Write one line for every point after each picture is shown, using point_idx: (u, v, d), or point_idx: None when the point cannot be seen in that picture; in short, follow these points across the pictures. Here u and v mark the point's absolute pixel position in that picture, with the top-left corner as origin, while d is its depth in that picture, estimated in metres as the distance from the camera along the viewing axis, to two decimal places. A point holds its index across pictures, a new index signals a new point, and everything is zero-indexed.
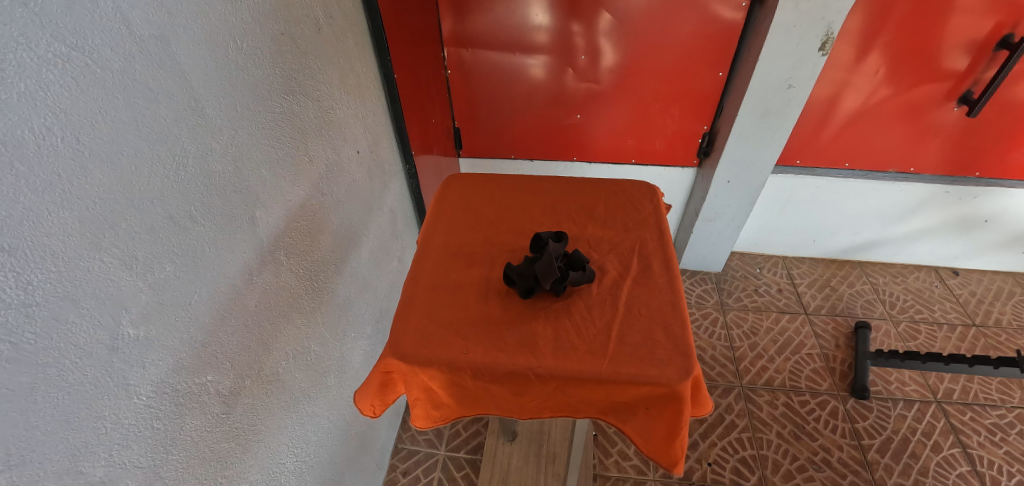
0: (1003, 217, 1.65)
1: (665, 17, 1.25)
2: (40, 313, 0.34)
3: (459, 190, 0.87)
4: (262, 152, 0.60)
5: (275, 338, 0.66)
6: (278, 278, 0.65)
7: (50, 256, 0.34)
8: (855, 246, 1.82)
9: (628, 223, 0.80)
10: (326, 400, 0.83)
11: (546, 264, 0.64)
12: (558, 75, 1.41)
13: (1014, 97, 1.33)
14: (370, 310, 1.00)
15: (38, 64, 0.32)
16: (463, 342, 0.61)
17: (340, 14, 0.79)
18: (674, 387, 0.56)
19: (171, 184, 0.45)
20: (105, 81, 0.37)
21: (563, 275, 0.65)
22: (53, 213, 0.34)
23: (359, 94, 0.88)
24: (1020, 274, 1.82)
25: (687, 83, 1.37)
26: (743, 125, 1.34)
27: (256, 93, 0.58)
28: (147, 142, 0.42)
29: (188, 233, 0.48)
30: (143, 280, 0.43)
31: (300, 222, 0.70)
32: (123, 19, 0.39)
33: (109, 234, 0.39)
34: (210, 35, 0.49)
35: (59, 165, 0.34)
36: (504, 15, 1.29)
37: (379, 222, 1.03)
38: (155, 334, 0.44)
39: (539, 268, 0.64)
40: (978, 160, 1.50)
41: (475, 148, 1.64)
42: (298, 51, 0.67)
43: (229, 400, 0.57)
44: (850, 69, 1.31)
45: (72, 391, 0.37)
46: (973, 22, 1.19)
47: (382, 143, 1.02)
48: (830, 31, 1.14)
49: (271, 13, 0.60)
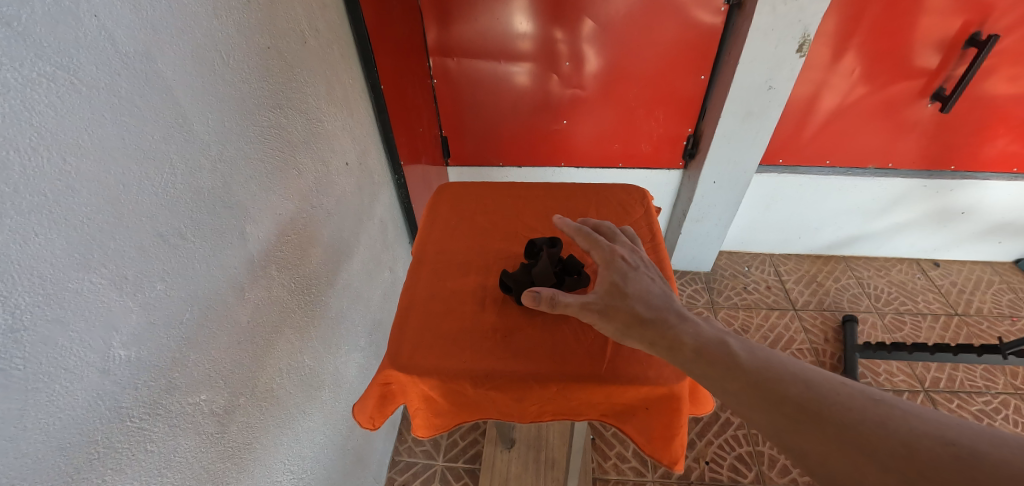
0: (979, 209, 1.70)
1: (646, 23, 1.27)
2: (28, 337, 0.34)
3: (452, 199, 0.88)
4: (251, 167, 0.60)
5: (269, 354, 0.65)
6: (270, 292, 0.65)
7: (37, 278, 0.34)
8: (839, 242, 1.86)
9: (620, 226, 0.81)
10: (321, 414, 0.82)
11: (544, 269, 0.64)
12: (542, 82, 1.42)
13: (984, 92, 1.38)
14: (363, 322, 1.00)
15: (21, 83, 0.32)
16: (463, 351, 0.61)
17: (325, 27, 0.79)
18: (673, 386, 0.57)
19: (160, 202, 0.45)
20: (90, 100, 0.37)
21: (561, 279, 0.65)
22: (40, 235, 0.34)
23: (346, 105, 0.88)
24: (997, 263, 1.88)
25: (669, 86, 1.40)
26: (726, 127, 1.37)
27: (244, 108, 0.58)
28: (135, 161, 0.42)
29: (179, 250, 0.47)
30: (133, 300, 0.42)
31: (291, 236, 0.70)
32: (108, 36, 0.39)
33: (98, 254, 0.38)
34: (197, 50, 0.49)
35: (45, 186, 0.34)
36: (488, 24, 1.30)
37: (369, 233, 1.02)
38: (146, 354, 0.44)
39: (538, 272, 0.65)
40: (953, 154, 1.54)
41: (464, 156, 1.65)
42: (284, 64, 0.67)
43: (223, 420, 0.56)
44: (827, 69, 1.35)
45: (63, 417, 0.36)
46: (942, 21, 1.23)
47: (370, 153, 1.01)
48: (807, 33, 1.17)
49: (256, 27, 0.59)
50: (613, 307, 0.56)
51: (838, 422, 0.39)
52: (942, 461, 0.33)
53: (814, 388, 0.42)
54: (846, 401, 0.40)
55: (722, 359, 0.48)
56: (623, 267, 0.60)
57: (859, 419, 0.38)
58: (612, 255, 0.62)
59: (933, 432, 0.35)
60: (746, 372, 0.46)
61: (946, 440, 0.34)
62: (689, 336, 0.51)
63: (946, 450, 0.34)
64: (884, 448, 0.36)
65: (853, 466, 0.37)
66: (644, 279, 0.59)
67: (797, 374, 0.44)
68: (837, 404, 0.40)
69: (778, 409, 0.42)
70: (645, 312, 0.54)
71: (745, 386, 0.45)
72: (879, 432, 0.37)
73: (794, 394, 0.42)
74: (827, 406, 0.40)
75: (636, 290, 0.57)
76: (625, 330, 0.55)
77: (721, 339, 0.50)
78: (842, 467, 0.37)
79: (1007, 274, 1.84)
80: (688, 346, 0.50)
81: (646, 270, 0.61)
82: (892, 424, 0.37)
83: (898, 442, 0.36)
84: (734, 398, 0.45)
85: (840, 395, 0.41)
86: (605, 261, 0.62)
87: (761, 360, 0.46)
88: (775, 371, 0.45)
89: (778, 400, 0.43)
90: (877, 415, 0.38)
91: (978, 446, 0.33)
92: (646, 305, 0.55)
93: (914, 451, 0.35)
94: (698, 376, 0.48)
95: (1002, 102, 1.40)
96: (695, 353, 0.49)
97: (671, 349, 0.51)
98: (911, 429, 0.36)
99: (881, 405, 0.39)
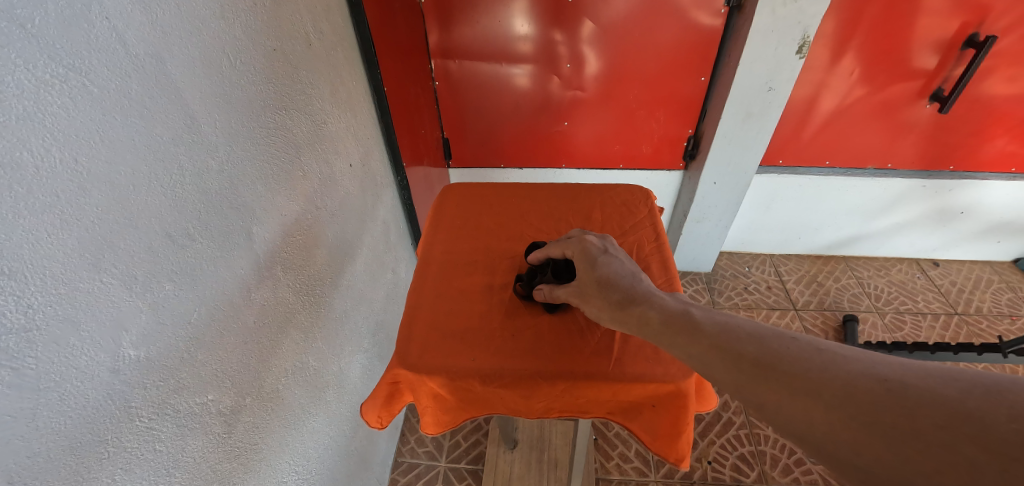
0: (978, 209, 1.71)
1: (647, 25, 1.28)
2: (41, 337, 0.34)
3: (457, 200, 0.88)
4: (258, 168, 0.60)
5: (274, 354, 0.65)
6: (275, 293, 0.65)
7: (49, 279, 0.34)
8: (839, 242, 1.86)
9: (624, 226, 0.81)
10: (325, 415, 0.82)
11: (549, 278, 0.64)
12: (543, 84, 1.43)
13: (983, 92, 1.38)
14: (366, 323, 1.00)
15: (34, 84, 0.32)
16: (471, 350, 0.62)
17: (329, 29, 0.80)
18: (679, 383, 0.57)
19: (169, 203, 0.45)
20: (102, 101, 0.37)
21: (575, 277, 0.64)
22: (53, 235, 0.34)
23: (349, 107, 0.89)
24: (996, 262, 1.89)
25: (670, 87, 1.41)
26: (727, 128, 1.38)
27: (250, 109, 0.58)
28: (144, 162, 0.42)
29: (186, 251, 0.48)
30: (143, 300, 0.42)
31: (296, 237, 0.70)
32: (119, 39, 0.39)
33: (108, 254, 0.39)
34: (204, 52, 0.50)
35: (58, 187, 0.34)
36: (489, 26, 1.31)
37: (372, 234, 1.03)
38: (155, 354, 0.44)
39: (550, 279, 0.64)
40: (951, 154, 1.55)
41: (465, 157, 1.65)
42: (290, 66, 0.67)
43: (230, 420, 0.56)
44: (827, 70, 1.36)
45: (74, 416, 0.36)
46: (941, 23, 1.24)
47: (373, 155, 1.02)
48: (806, 35, 1.18)
49: (262, 30, 0.60)
50: (588, 293, 0.57)
51: (788, 372, 0.38)
52: (880, 397, 0.33)
53: (765, 342, 0.42)
54: (795, 350, 0.40)
55: (682, 326, 0.47)
56: (597, 251, 0.60)
57: (807, 367, 0.38)
58: (582, 244, 0.62)
59: (870, 370, 0.35)
60: (704, 335, 0.45)
61: (882, 377, 0.34)
62: (655, 310, 0.50)
63: (882, 386, 0.34)
64: (828, 392, 0.35)
65: (803, 412, 0.36)
66: (615, 260, 0.59)
67: (749, 331, 0.44)
68: (788, 354, 0.40)
69: (734, 366, 0.42)
70: (616, 292, 0.54)
71: (704, 347, 0.44)
72: (824, 377, 0.36)
73: (749, 351, 0.42)
74: (778, 357, 0.40)
75: (607, 272, 0.57)
76: (599, 312, 0.55)
77: (685, 309, 0.49)
78: (795, 415, 0.37)
79: (1007, 273, 1.85)
80: (653, 319, 0.49)
81: (617, 251, 0.61)
82: (835, 367, 0.37)
83: (840, 385, 0.35)
84: (695, 361, 0.45)
85: (791, 346, 0.40)
86: (579, 249, 0.62)
87: (718, 322, 0.46)
88: (732, 332, 0.44)
89: (736, 358, 0.42)
90: (821, 361, 0.38)
91: (908, 378, 0.33)
92: (616, 285, 0.55)
93: (854, 391, 0.34)
94: (661, 345, 0.48)
95: (1000, 102, 1.40)
96: (659, 324, 0.49)
97: (638, 324, 0.50)
98: (851, 371, 0.36)
99: (825, 351, 0.39)
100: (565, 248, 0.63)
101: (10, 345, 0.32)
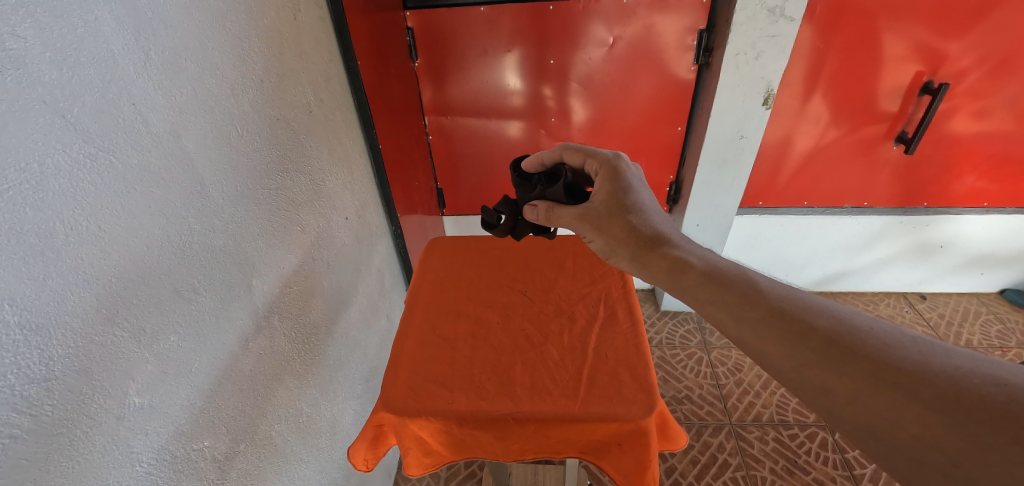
0: (957, 242, 1.76)
1: (622, 82, 1.39)
2: (58, 386, 0.38)
3: (443, 251, 0.94)
4: (258, 226, 0.65)
5: (269, 402, 0.68)
6: (272, 342, 0.69)
7: (71, 333, 0.38)
8: (826, 278, 1.91)
9: (594, 275, 0.85)
10: (317, 463, 0.84)
11: (558, 189, 0.73)
12: (532, 135, 1.52)
13: (944, 133, 1.47)
14: (360, 369, 1.02)
15: (70, 164, 0.38)
16: (449, 393, 0.65)
17: (329, 96, 0.88)
18: (641, 422, 0.60)
19: (178, 261, 0.50)
20: (124, 175, 0.43)
21: (575, 199, 0.74)
22: (76, 292, 0.39)
23: (347, 165, 0.96)
24: (982, 293, 1.92)
25: (649, 137, 1.50)
26: (704, 175, 1.46)
27: (253, 172, 0.64)
28: (158, 225, 0.47)
29: (191, 304, 0.52)
30: (149, 351, 0.46)
31: (293, 287, 0.75)
32: (143, 120, 0.45)
33: (122, 309, 0.43)
34: (214, 125, 0.56)
35: (83, 250, 0.39)
36: (479, 85, 1.42)
37: (368, 281, 1.08)
38: (157, 401, 0.47)
39: (551, 194, 0.75)
40: (924, 191, 1.63)
41: (458, 205, 1.74)
42: (292, 132, 0.75)
43: (223, 466, 0.58)
44: (795, 117, 1.46)
45: (82, 460, 0.40)
46: (894, 74, 1.35)
47: (369, 208, 1.09)
48: (770, 88, 1.27)
49: (268, 102, 0.67)
50: (607, 214, 0.68)
51: (875, 359, 0.41)
52: (995, 403, 0.35)
53: (838, 320, 0.46)
54: (886, 340, 0.43)
55: (738, 290, 0.52)
56: (620, 179, 0.71)
57: (901, 358, 0.41)
58: (617, 163, 0.73)
59: (983, 372, 0.37)
60: (767, 301, 0.50)
61: (997, 381, 0.36)
62: (696, 260, 0.59)
63: (1000, 392, 0.36)
64: (928, 387, 0.38)
65: (892, 404, 0.38)
66: (635, 191, 0.70)
67: (821, 308, 0.48)
68: (874, 342, 0.43)
69: (804, 343, 0.45)
70: (635, 229, 0.65)
71: (763, 314, 0.49)
72: (925, 373, 0.39)
73: (824, 328, 0.45)
74: (863, 343, 0.43)
75: (624, 202, 0.68)
76: (619, 238, 0.66)
77: (746, 274, 0.55)
78: (873, 405, 0.39)
79: (993, 304, 1.88)
80: (693, 270, 0.57)
81: (638, 181, 0.72)
82: (939, 366, 0.39)
83: (947, 383, 0.38)
84: (748, 324, 0.49)
85: (878, 334, 0.43)
86: (605, 168, 0.73)
87: (784, 294, 0.51)
88: (804, 307, 0.48)
89: (810, 332, 0.46)
90: (920, 356, 0.40)
91: None
92: (632, 217, 0.67)
93: (965, 392, 0.37)
94: (704, 300, 0.54)
95: (963, 141, 1.49)
96: (703, 281, 0.55)
97: (680, 275, 0.58)
98: (960, 372, 0.38)
99: (923, 346, 0.41)
100: (593, 159, 0.75)
101: (31, 394, 0.36)
